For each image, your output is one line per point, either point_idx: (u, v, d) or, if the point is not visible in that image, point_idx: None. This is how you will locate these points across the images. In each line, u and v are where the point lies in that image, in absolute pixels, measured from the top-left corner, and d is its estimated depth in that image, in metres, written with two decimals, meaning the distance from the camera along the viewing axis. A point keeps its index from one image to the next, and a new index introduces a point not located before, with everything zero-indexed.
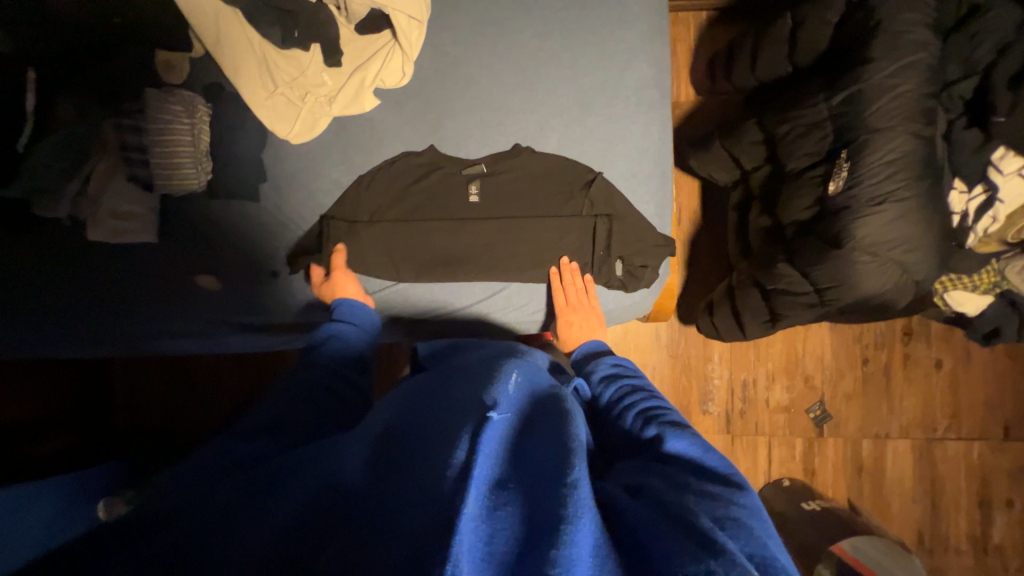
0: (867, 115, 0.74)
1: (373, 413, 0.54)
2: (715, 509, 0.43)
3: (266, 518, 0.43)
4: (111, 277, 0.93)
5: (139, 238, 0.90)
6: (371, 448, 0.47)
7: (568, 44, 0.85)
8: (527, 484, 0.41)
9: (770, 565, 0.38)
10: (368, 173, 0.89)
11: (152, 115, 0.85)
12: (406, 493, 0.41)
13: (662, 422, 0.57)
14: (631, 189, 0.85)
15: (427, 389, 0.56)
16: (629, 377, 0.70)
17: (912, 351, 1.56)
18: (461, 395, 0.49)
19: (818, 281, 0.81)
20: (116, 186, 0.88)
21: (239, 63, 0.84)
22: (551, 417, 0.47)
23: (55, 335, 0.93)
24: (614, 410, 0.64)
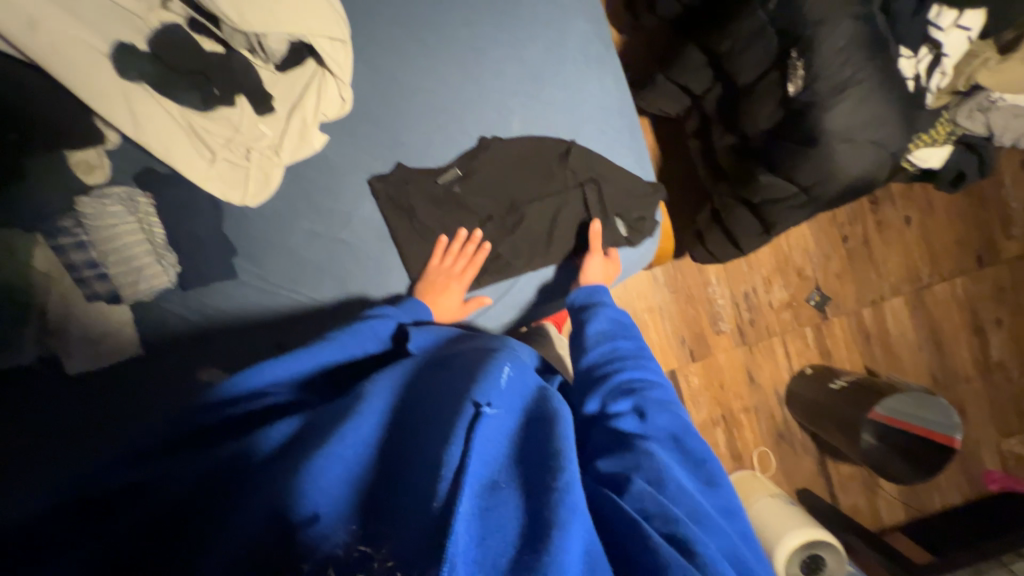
0: (807, 10, 0.75)
1: (332, 410, 0.50)
2: (693, 502, 0.49)
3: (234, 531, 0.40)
4: (107, 406, 0.84)
5: (123, 354, 0.84)
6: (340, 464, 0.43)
7: (500, 23, 0.83)
8: (524, 485, 0.43)
9: (738, 557, 0.48)
10: (343, 213, 0.85)
11: (93, 224, 0.79)
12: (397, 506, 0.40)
13: (644, 398, 0.59)
14: (608, 147, 0.85)
15: (414, 386, 0.54)
16: (624, 338, 0.69)
17: (882, 215, 1.65)
18: (448, 394, 0.49)
19: (802, 182, 0.84)
20: (79, 310, 0.81)
21: (166, 140, 0.77)
22: (548, 419, 0.50)
23: None
24: (601, 370, 0.64)
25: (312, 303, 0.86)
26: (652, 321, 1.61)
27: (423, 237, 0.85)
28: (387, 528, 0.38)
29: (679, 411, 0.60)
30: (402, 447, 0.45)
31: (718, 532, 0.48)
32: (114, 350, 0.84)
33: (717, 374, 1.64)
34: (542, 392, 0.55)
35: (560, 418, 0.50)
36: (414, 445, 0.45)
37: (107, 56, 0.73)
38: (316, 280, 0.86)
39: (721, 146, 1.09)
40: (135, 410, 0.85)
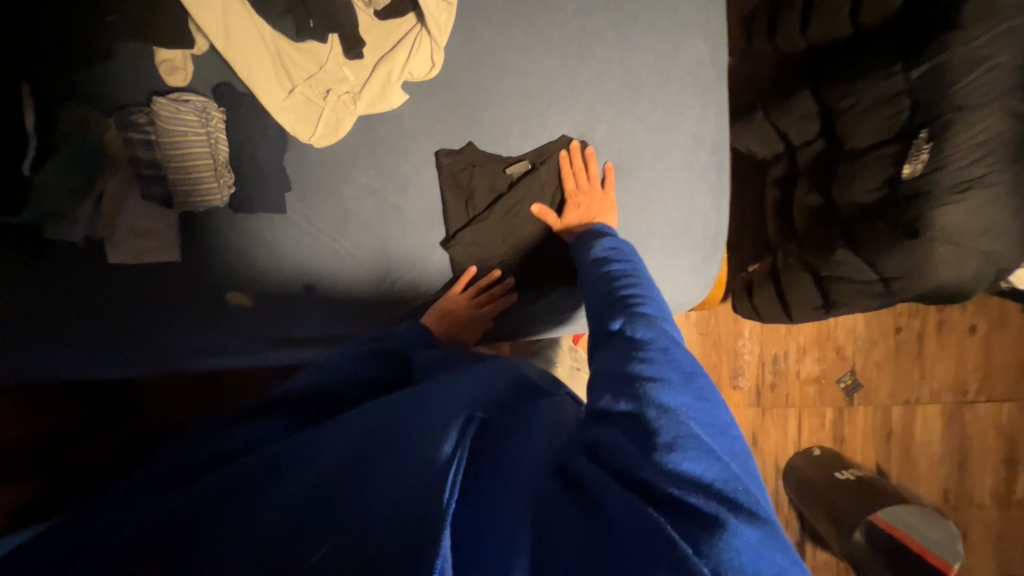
0: (954, 91, 0.68)
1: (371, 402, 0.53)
2: (675, 431, 0.43)
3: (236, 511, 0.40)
4: (136, 300, 0.87)
5: (162, 258, 0.85)
6: (352, 447, 0.45)
7: (614, 20, 0.77)
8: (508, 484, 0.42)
9: (728, 488, 0.40)
10: (402, 177, 0.84)
11: (164, 126, 0.78)
12: (382, 483, 0.40)
13: (632, 316, 0.56)
14: (688, 181, 0.80)
15: (419, 385, 0.56)
16: (618, 261, 0.66)
17: (946, 317, 1.54)
18: (450, 393, 0.50)
19: (885, 272, 0.77)
20: (132, 205, 0.83)
21: (252, 64, 0.76)
22: (535, 415, 0.50)
23: (86, 359, 0.88)
24: (598, 295, 0.63)
25: (349, 257, 0.86)
26: None
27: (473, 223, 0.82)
28: (365, 507, 0.38)
29: (673, 327, 0.56)
30: (392, 432, 0.46)
31: (706, 456, 0.42)
32: (153, 252, 0.85)
33: None
34: (546, 394, 0.56)
35: (557, 423, 0.49)
36: (408, 433, 0.45)
37: None
38: (358, 236, 0.86)
39: (803, 206, 1.01)
40: (160, 311, 0.88)
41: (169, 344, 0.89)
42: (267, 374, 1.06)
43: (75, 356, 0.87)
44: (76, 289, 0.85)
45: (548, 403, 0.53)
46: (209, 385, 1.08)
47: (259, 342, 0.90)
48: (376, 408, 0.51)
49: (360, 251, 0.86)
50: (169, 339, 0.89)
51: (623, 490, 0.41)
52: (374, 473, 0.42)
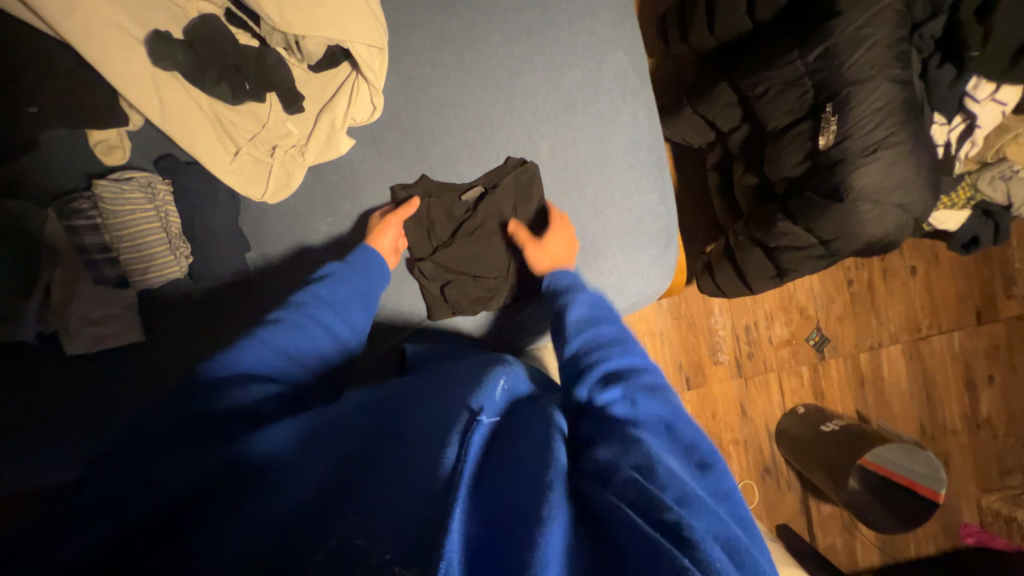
0: (847, 68, 0.76)
1: (338, 418, 0.52)
2: (682, 488, 0.44)
3: (221, 533, 0.40)
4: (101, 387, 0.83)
5: (125, 340, 0.82)
6: (337, 468, 0.45)
7: (540, 44, 0.82)
8: (519, 474, 0.42)
9: (732, 545, 0.41)
10: (362, 219, 0.85)
11: (108, 208, 0.76)
12: (388, 495, 0.40)
13: (628, 384, 0.55)
14: (634, 180, 0.85)
15: (406, 393, 0.55)
16: (604, 321, 0.64)
17: (888, 263, 1.67)
18: (443, 397, 0.50)
19: (823, 234, 0.84)
20: (85, 291, 0.80)
21: (192, 131, 0.75)
22: (528, 413, 0.51)
23: None
24: (585, 353, 0.61)
25: None
26: (652, 345, 1.61)
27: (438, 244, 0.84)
28: (373, 521, 0.38)
29: (671, 394, 0.56)
30: (390, 442, 0.46)
31: (708, 514, 0.43)
32: (114, 335, 0.82)
33: (710, 404, 1.64)
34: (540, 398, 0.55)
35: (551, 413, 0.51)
36: (406, 440, 0.45)
37: (140, 42, 0.72)
38: None
39: (741, 185, 1.09)
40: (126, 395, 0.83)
41: None
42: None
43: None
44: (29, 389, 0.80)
45: (544, 406, 0.53)
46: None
47: None
48: (367, 424, 0.50)
49: None
50: None
51: (636, 521, 0.40)
52: (375, 489, 0.41)
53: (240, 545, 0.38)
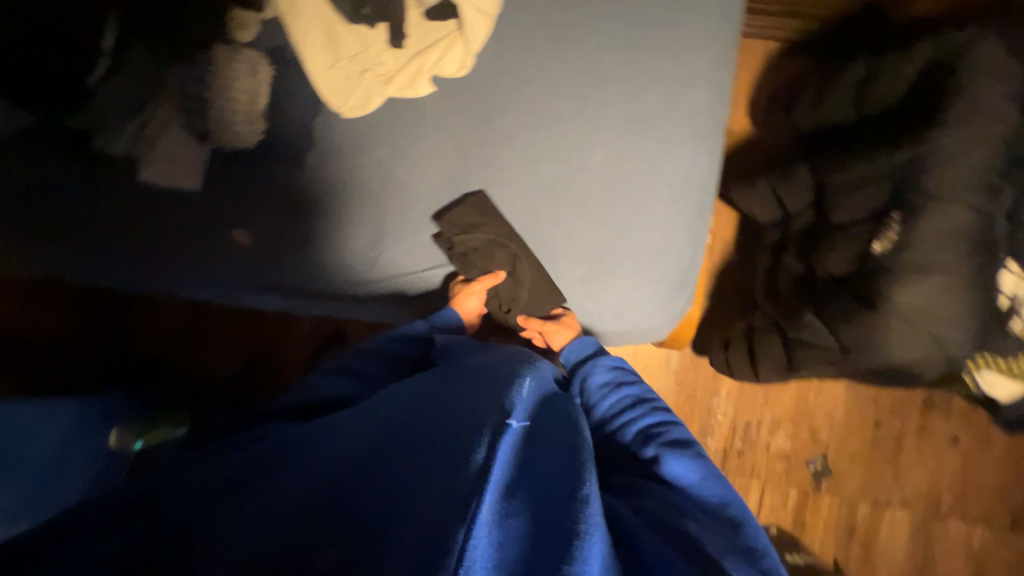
0: (926, 179, 0.73)
1: (381, 405, 0.64)
2: (708, 535, 0.53)
3: (255, 507, 0.50)
4: (142, 216, 0.94)
5: (182, 185, 0.93)
6: (375, 444, 0.54)
7: (632, 59, 0.84)
8: (550, 487, 0.50)
9: None
10: (413, 158, 0.91)
11: (219, 72, 0.90)
12: (424, 481, 0.48)
13: (660, 443, 0.69)
14: (671, 214, 0.84)
15: (440, 387, 0.64)
16: (628, 384, 0.79)
17: (928, 423, 1.51)
18: (475, 396, 0.58)
19: (844, 339, 0.80)
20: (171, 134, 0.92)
21: (307, 35, 0.88)
22: (556, 433, 0.57)
23: (85, 260, 0.94)
24: (612, 425, 0.75)
25: (349, 221, 0.93)
26: None
27: (461, 234, 0.88)
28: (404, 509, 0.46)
29: (703, 454, 0.68)
30: (425, 432, 0.54)
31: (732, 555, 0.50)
32: (176, 177, 0.92)
33: None
34: (566, 408, 0.63)
35: (580, 432, 0.58)
36: (438, 434, 0.53)
37: None
38: (362, 204, 0.92)
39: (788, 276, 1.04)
40: (162, 233, 0.94)
41: (164, 266, 0.95)
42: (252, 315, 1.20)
43: (76, 257, 0.94)
44: (93, 195, 0.93)
45: (568, 429, 0.58)
46: (190, 315, 1.20)
47: (247, 283, 0.96)
48: (401, 414, 0.59)
49: (359, 214, 0.93)
50: (163, 262, 0.95)
51: (665, 542, 0.51)
52: (409, 475, 0.49)
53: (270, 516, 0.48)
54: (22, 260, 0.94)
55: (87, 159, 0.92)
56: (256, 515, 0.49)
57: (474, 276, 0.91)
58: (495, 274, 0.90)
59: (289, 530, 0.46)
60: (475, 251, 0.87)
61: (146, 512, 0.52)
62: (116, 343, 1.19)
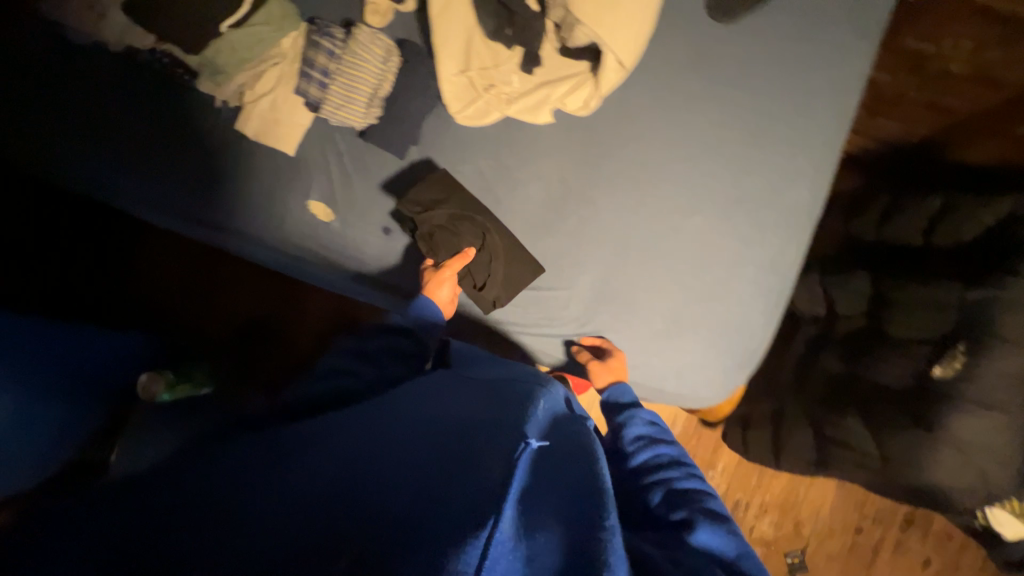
0: (999, 321, 0.78)
1: (394, 415, 0.62)
2: None
3: (252, 511, 0.46)
4: (218, 164, 0.92)
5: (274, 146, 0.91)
6: (381, 452, 0.53)
7: (745, 143, 0.89)
8: (571, 513, 0.48)
9: None
10: (514, 179, 0.93)
11: (353, 48, 0.87)
12: (439, 489, 0.46)
13: (692, 509, 0.66)
14: (752, 293, 0.87)
15: (450, 404, 0.63)
16: (665, 444, 0.78)
17: (905, 539, 1.55)
18: (487, 416, 0.58)
19: (888, 451, 0.85)
20: (278, 93, 0.94)
21: (447, 36, 0.88)
22: (569, 459, 0.56)
23: (150, 194, 0.92)
24: (642, 480, 0.73)
25: None
26: None
27: (426, 211, 0.89)
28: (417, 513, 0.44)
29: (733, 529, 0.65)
30: (439, 444, 0.53)
31: None
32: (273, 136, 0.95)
33: None
34: (582, 434, 0.62)
35: (594, 457, 0.57)
36: (455, 449, 0.52)
37: None
38: None
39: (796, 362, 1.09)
40: (246, 188, 0.93)
41: (230, 217, 0.93)
42: (265, 280, 1.17)
43: (141, 189, 0.92)
44: (189, 133, 0.92)
45: (580, 454, 0.57)
46: (195, 270, 1.16)
47: (311, 254, 0.94)
48: (410, 428, 0.57)
49: (433, 207, 0.89)
50: (230, 212, 0.93)
51: None
52: (426, 484, 0.47)
53: (262, 521, 0.44)
54: (88, 181, 0.92)
55: (195, 97, 0.92)
56: (254, 517, 0.45)
57: (444, 258, 0.89)
58: (465, 253, 0.87)
59: (286, 534, 0.42)
60: (439, 227, 0.88)
61: (138, 506, 0.48)
62: (113, 275, 1.12)
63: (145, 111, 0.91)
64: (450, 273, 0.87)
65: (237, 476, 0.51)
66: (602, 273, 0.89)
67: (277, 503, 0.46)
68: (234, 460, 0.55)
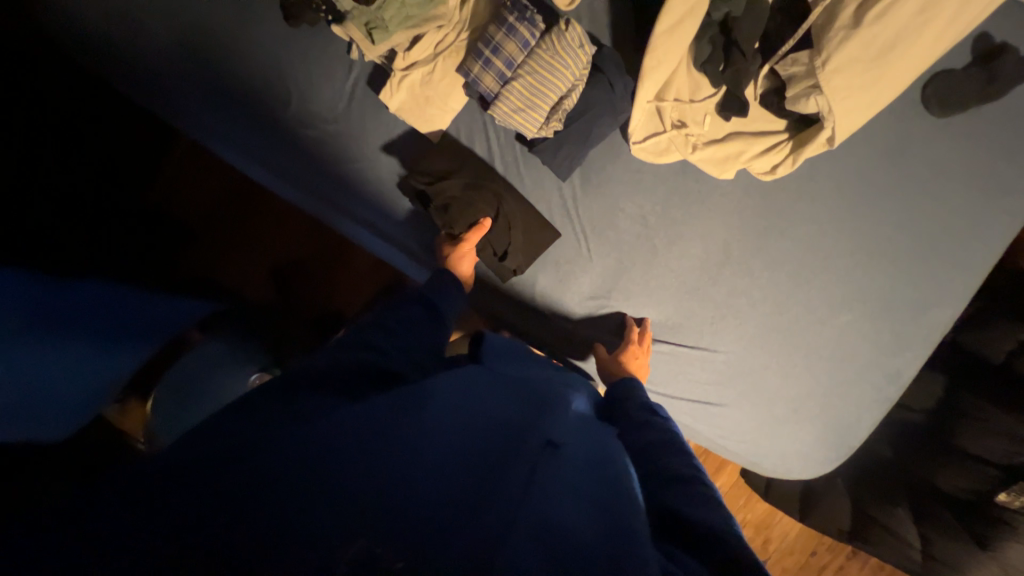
0: None
1: (420, 384, 0.55)
2: None
3: (279, 472, 0.37)
4: (336, 134, 0.84)
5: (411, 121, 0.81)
6: (415, 424, 0.47)
7: (909, 250, 0.88)
8: (595, 502, 0.46)
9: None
10: (673, 232, 0.86)
11: (549, 49, 0.73)
12: (482, 486, 0.42)
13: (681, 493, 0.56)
14: (869, 397, 0.90)
15: (475, 386, 0.58)
16: (649, 428, 0.70)
17: (849, 567, 1.81)
18: (520, 417, 0.55)
19: (934, 550, 1.00)
20: (439, 68, 0.78)
21: (658, 58, 0.75)
22: (606, 470, 0.53)
23: (266, 154, 0.87)
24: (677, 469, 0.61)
25: (584, 259, 0.87)
26: None
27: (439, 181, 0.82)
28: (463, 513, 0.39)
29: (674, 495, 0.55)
30: (480, 435, 0.48)
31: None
32: (421, 116, 0.81)
33: None
34: (611, 443, 0.61)
35: (622, 469, 0.55)
36: (504, 449, 0.47)
37: None
38: (605, 249, 0.87)
39: None
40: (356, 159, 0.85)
41: (344, 193, 0.88)
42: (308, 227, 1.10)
43: (256, 145, 0.86)
44: (325, 90, 0.82)
45: (608, 463, 0.55)
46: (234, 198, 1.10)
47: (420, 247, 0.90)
48: (442, 402, 0.52)
49: (585, 242, 0.86)
50: (344, 189, 0.87)
51: None
52: (471, 478, 0.42)
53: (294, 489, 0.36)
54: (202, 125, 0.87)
55: (329, 52, 0.81)
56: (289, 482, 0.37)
57: (462, 232, 0.81)
58: (481, 226, 0.81)
59: (308, 507, 0.35)
60: (456, 199, 0.81)
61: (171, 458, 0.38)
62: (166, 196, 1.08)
63: (269, 61, 0.81)
64: (470, 247, 0.82)
65: (272, 427, 0.42)
66: (734, 348, 0.88)
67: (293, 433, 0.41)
68: (266, 388, 0.48)
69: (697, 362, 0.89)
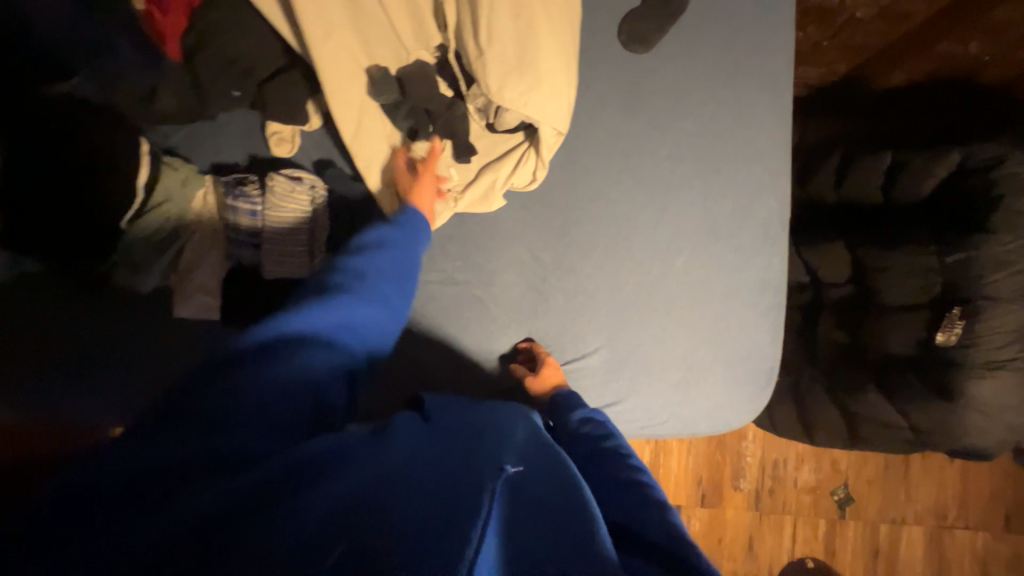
0: (981, 282, 0.83)
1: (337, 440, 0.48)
2: None
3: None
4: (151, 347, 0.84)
5: (208, 317, 0.83)
6: (348, 484, 0.41)
7: (702, 166, 0.88)
8: (551, 537, 0.41)
9: None
10: (488, 273, 0.87)
11: (274, 204, 0.81)
12: (432, 527, 0.37)
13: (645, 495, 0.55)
14: (752, 320, 0.89)
15: (403, 432, 0.52)
16: (605, 437, 0.68)
17: None
18: (461, 448, 0.49)
19: (916, 422, 0.92)
20: (207, 263, 0.83)
21: (371, 154, 0.80)
22: (562, 475, 0.49)
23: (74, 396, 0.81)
24: (638, 467, 0.61)
25: (421, 341, 0.86)
26: (679, 454, 1.53)
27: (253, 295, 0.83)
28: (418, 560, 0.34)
29: (634, 502, 0.55)
30: (419, 480, 0.43)
31: None
32: (212, 306, 0.83)
33: (719, 528, 1.59)
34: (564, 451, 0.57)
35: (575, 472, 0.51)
36: (451, 480, 0.43)
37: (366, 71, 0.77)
38: (435, 323, 0.87)
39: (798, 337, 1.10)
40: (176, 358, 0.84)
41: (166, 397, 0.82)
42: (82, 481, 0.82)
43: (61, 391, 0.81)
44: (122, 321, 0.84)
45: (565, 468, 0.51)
46: None
47: None
48: (372, 456, 0.45)
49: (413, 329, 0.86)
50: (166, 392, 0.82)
51: None
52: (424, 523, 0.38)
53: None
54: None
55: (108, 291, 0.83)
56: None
57: None
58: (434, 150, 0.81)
59: None
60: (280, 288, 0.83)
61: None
62: None
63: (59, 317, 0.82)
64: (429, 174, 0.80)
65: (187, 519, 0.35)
66: (602, 340, 0.87)
67: (242, 480, 0.38)
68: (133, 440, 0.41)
69: (577, 372, 0.87)
